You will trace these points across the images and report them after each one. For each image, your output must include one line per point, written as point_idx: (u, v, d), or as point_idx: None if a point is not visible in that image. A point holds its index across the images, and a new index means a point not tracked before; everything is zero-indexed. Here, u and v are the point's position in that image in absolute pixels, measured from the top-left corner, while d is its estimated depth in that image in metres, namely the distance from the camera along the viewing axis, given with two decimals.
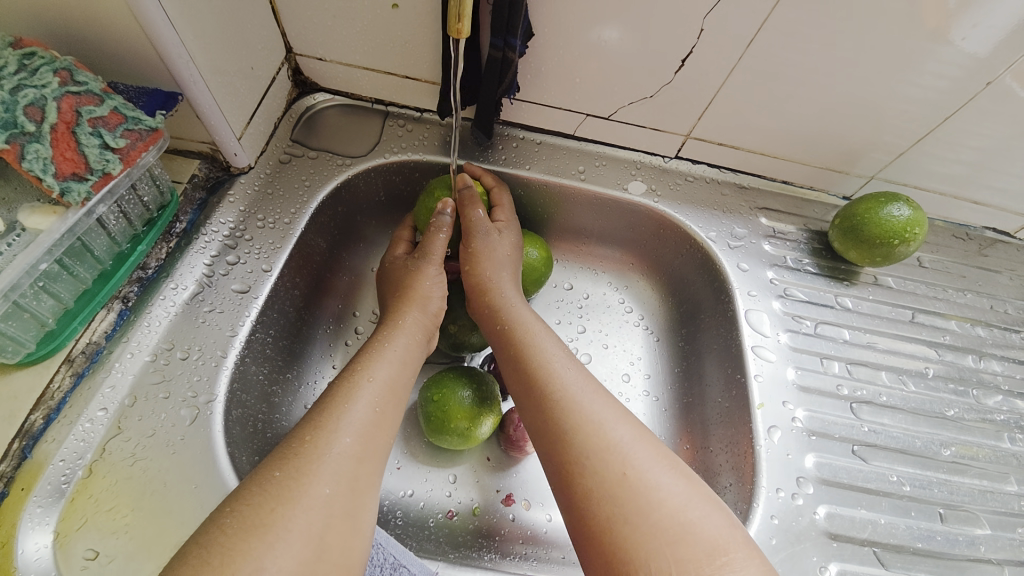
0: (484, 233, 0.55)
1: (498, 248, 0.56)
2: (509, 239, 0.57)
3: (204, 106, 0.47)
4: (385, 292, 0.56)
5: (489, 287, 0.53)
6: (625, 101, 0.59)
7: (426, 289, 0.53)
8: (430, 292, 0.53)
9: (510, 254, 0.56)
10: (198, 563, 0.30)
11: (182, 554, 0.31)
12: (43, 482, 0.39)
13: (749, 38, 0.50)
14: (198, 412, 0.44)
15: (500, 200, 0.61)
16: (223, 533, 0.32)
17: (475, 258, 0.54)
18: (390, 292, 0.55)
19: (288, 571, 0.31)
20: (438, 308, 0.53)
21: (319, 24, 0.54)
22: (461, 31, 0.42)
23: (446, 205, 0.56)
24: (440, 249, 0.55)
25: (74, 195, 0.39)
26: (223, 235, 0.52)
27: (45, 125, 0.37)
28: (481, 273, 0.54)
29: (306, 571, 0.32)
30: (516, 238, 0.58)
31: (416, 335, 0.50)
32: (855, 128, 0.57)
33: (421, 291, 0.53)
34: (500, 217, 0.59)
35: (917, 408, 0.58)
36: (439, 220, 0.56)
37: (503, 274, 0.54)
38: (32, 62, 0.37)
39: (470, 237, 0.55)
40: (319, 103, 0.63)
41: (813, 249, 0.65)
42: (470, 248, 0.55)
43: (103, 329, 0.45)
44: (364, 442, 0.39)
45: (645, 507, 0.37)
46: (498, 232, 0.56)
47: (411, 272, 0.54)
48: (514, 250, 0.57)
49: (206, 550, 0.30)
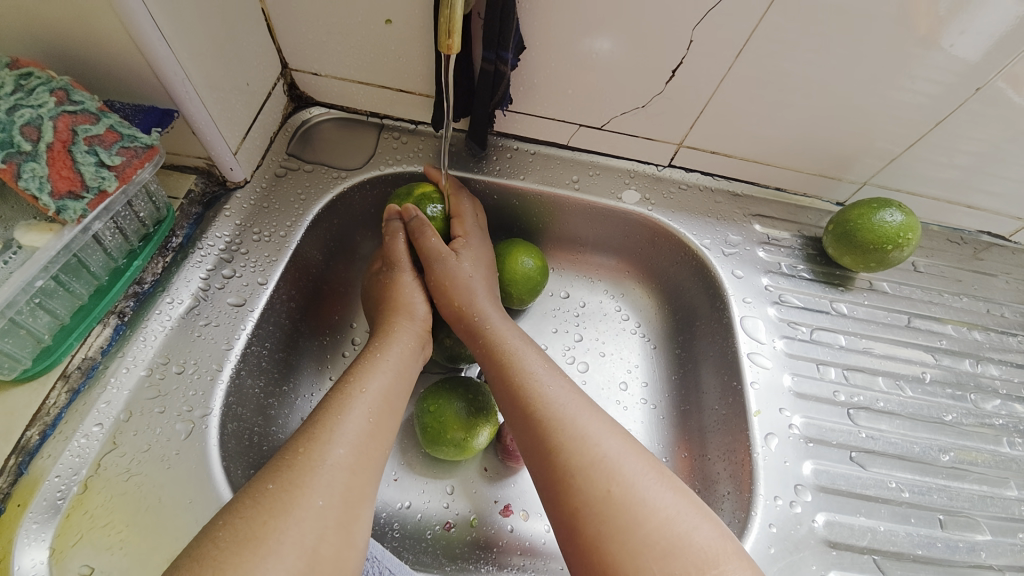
0: (441, 261, 0.55)
1: (460, 272, 0.55)
2: (467, 261, 0.56)
3: (200, 123, 0.48)
4: (370, 308, 0.57)
5: (464, 311, 0.54)
6: (617, 111, 0.60)
7: (408, 295, 0.54)
8: (414, 299, 0.54)
9: (475, 277, 0.55)
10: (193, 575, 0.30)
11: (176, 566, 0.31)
12: (38, 498, 0.39)
13: (739, 46, 0.50)
14: (193, 426, 0.44)
15: (460, 209, 0.59)
16: (215, 546, 0.31)
17: (440, 285, 0.55)
18: (373, 310, 0.56)
19: None
20: (426, 312, 0.54)
21: (315, 40, 0.55)
22: (452, 46, 0.42)
23: (394, 213, 0.57)
24: (403, 261, 0.56)
25: (70, 212, 0.39)
26: (219, 248, 0.52)
27: (42, 144, 0.37)
28: (453, 297, 0.54)
29: None
30: (478, 258, 0.57)
31: (411, 344, 0.50)
32: (847, 134, 0.58)
33: (403, 299, 0.54)
34: (458, 231, 0.58)
35: (915, 414, 0.58)
36: (390, 227, 0.57)
37: (475, 298, 0.54)
38: (29, 82, 0.38)
39: (430, 264, 0.55)
40: (315, 117, 0.63)
41: (808, 255, 0.66)
42: (433, 276, 0.55)
43: (99, 343, 0.45)
44: (358, 454, 0.39)
45: (635, 521, 0.37)
46: (455, 257, 0.55)
47: (387, 286, 0.55)
48: (478, 270, 0.56)
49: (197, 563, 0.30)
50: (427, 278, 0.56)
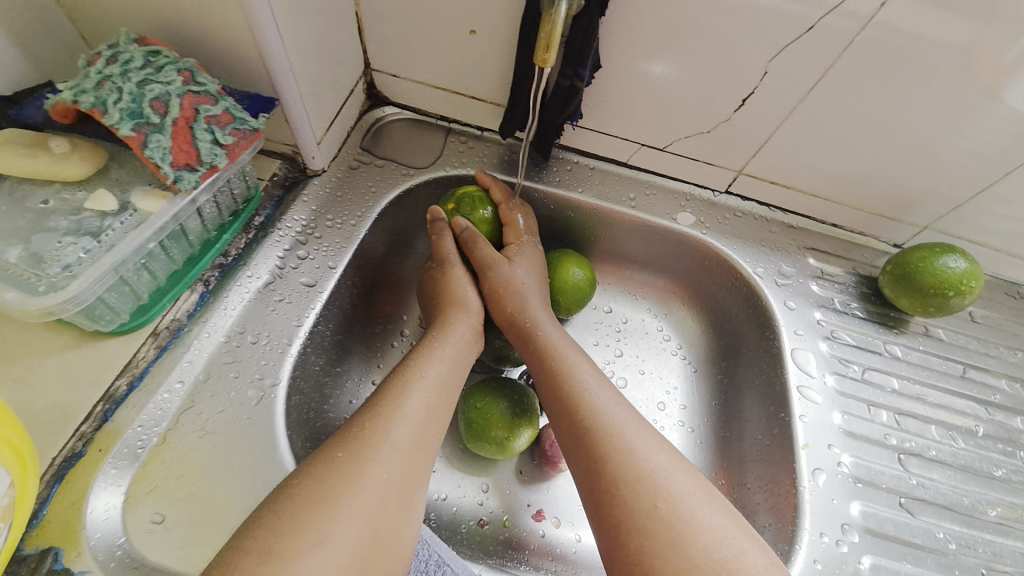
0: (496, 268, 0.56)
1: (516, 277, 0.56)
2: (522, 268, 0.57)
3: (294, 114, 0.51)
4: (423, 301, 0.59)
5: (518, 317, 0.55)
6: (681, 135, 0.61)
7: (461, 289, 0.56)
8: (466, 293, 0.56)
9: (528, 283, 0.57)
10: (272, 527, 0.33)
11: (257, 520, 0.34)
12: (120, 444, 0.42)
13: (813, 82, 0.51)
14: (264, 395, 0.47)
15: (511, 217, 0.60)
16: (295, 501, 0.34)
17: (495, 291, 0.56)
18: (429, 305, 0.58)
19: (349, 544, 0.34)
20: (478, 304, 0.57)
21: (400, 44, 0.58)
22: (547, 60, 0.44)
23: (438, 214, 0.59)
24: (453, 258, 0.57)
25: (185, 183, 0.41)
26: (295, 231, 0.55)
27: (168, 118, 0.39)
28: (507, 306, 0.56)
29: (364, 547, 0.34)
30: (531, 265, 0.58)
31: (466, 335, 0.52)
32: (912, 176, 0.58)
33: (458, 293, 0.56)
34: (511, 237, 0.59)
35: (966, 466, 0.57)
36: (436, 228, 0.58)
37: (530, 305, 0.55)
38: (157, 60, 0.41)
39: (485, 274, 0.57)
40: (388, 116, 0.66)
41: (862, 293, 0.65)
42: (487, 282, 0.57)
43: (186, 307, 0.48)
44: (415, 433, 0.40)
45: (680, 540, 0.37)
46: (507, 264, 0.57)
47: (442, 280, 0.57)
48: (531, 275, 0.57)
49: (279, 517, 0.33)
50: (481, 287, 0.57)
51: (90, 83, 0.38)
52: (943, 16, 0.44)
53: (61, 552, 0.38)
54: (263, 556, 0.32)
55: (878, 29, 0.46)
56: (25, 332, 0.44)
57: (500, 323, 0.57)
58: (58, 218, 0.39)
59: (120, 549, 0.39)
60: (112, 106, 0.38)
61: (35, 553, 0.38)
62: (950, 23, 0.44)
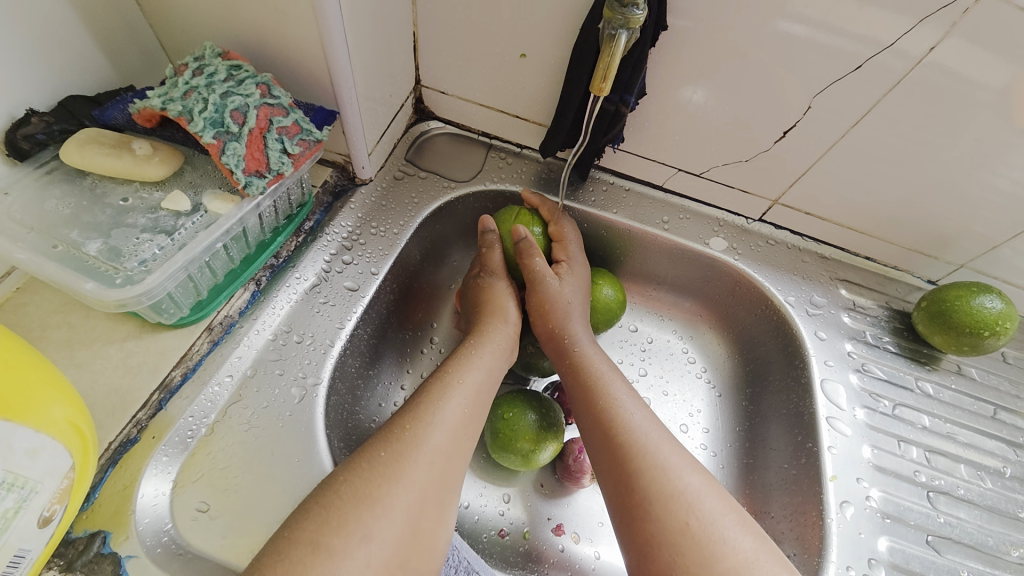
0: (545, 285, 0.56)
1: (565, 295, 0.57)
2: (571, 286, 0.58)
3: (351, 125, 0.54)
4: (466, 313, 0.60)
5: (558, 333, 0.56)
6: (719, 162, 0.62)
7: (501, 299, 0.57)
8: (507, 304, 0.57)
9: (575, 300, 0.57)
10: (321, 520, 0.35)
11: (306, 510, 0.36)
12: (172, 433, 0.44)
13: (856, 118, 0.52)
14: (306, 393, 0.49)
15: (562, 233, 0.61)
16: (340, 497, 0.36)
17: (540, 306, 0.57)
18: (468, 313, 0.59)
19: (390, 541, 0.36)
20: (518, 316, 0.57)
21: (452, 63, 0.61)
22: (603, 88, 0.47)
23: (486, 224, 0.59)
24: (499, 271, 0.58)
25: (254, 188, 0.43)
26: (342, 236, 0.58)
27: (244, 128, 0.42)
28: (549, 318, 0.56)
29: (403, 544, 0.37)
30: (578, 284, 0.58)
31: (502, 347, 0.54)
32: (950, 215, 0.58)
33: (499, 304, 0.57)
34: (560, 255, 0.60)
35: (993, 507, 0.56)
36: (487, 239, 0.59)
37: (572, 322, 0.56)
38: (238, 73, 0.43)
39: (532, 288, 0.57)
40: (433, 130, 0.69)
41: (895, 328, 0.65)
42: (535, 298, 0.57)
43: (238, 305, 0.50)
44: (450, 438, 0.42)
45: (712, 557, 0.38)
46: (557, 280, 0.57)
47: (486, 289, 0.58)
48: (579, 297, 0.58)
49: (329, 509, 0.36)
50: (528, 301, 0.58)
51: (177, 92, 0.41)
52: (994, 59, 0.44)
53: (109, 536, 0.40)
54: (314, 549, 0.34)
55: (928, 68, 0.46)
56: (91, 319, 0.47)
57: (540, 337, 0.58)
58: (136, 215, 0.42)
59: (166, 535, 0.41)
60: (197, 115, 0.40)
61: (82, 536, 0.39)
62: (999, 67, 0.45)
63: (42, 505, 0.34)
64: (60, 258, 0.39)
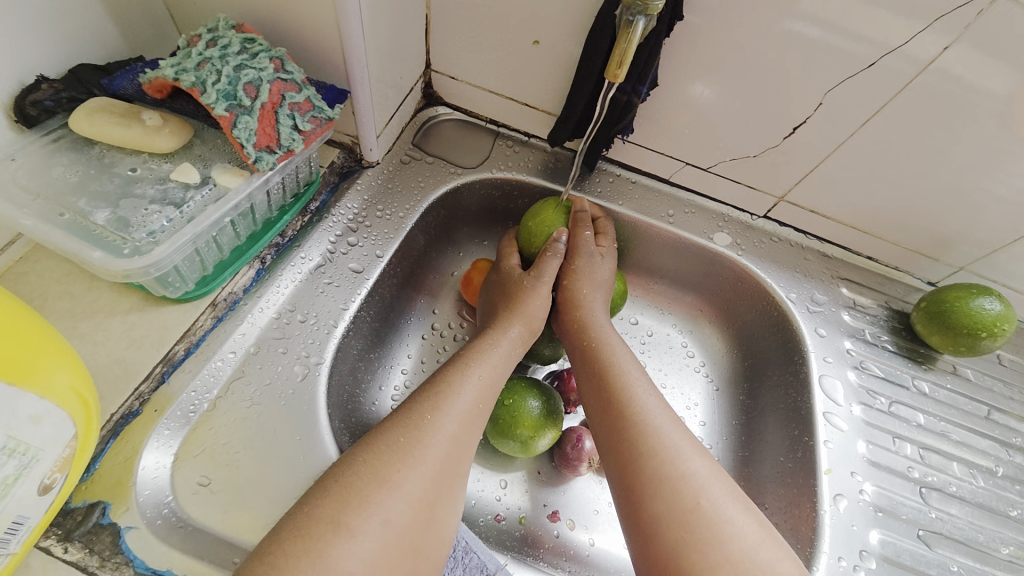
0: (588, 254, 0.58)
1: (600, 270, 0.58)
2: (609, 265, 0.59)
3: (361, 106, 0.53)
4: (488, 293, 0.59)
5: (580, 301, 0.56)
6: (727, 157, 0.62)
7: (534, 304, 0.55)
8: (537, 311, 0.55)
9: (608, 280, 0.59)
10: (340, 499, 0.35)
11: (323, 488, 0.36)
12: (175, 407, 0.44)
13: (864, 118, 0.52)
14: (309, 371, 0.49)
15: (605, 229, 0.63)
16: (360, 479, 0.36)
17: (573, 275, 0.57)
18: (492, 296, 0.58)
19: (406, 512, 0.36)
20: (540, 325, 0.56)
21: (463, 48, 0.60)
22: (617, 75, 0.47)
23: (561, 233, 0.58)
24: (549, 275, 0.57)
25: (264, 164, 0.43)
26: (348, 218, 0.58)
27: (257, 102, 0.41)
28: (574, 288, 0.57)
29: (416, 515, 0.37)
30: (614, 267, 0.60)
31: (528, 326, 0.54)
32: (952, 218, 0.58)
33: (529, 308, 0.55)
34: (603, 243, 0.61)
35: (983, 504, 0.57)
36: (555, 247, 0.58)
37: (597, 295, 0.57)
38: (252, 46, 0.43)
39: (573, 256, 0.58)
40: (441, 115, 0.69)
41: (893, 327, 0.66)
42: (571, 266, 0.58)
43: (242, 282, 0.50)
44: (462, 426, 0.42)
45: (720, 537, 0.39)
46: (600, 255, 0.59)
47: (524, 289, 0.55)
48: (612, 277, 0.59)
49: (348, 485, 0.36)
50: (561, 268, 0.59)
51: (190, 63, 0.41)
52: (1000, 67, 0.45)
53: (108, 507, 0.40)
54: (335, 526, 0.34)
55: (934, 74, 0.47)
56: (94, 290, 0.46)
57: (558, 305, 0.58)
58: (144, 186, 0.42)
59: (167, 507, 0.41)
60: (210, 87, 0.40)
61: (81, 507, 0.39)
62: (1004, 74, 0.45)
63: (42, 473, 0.34)
64: (67, 226, 0.39)
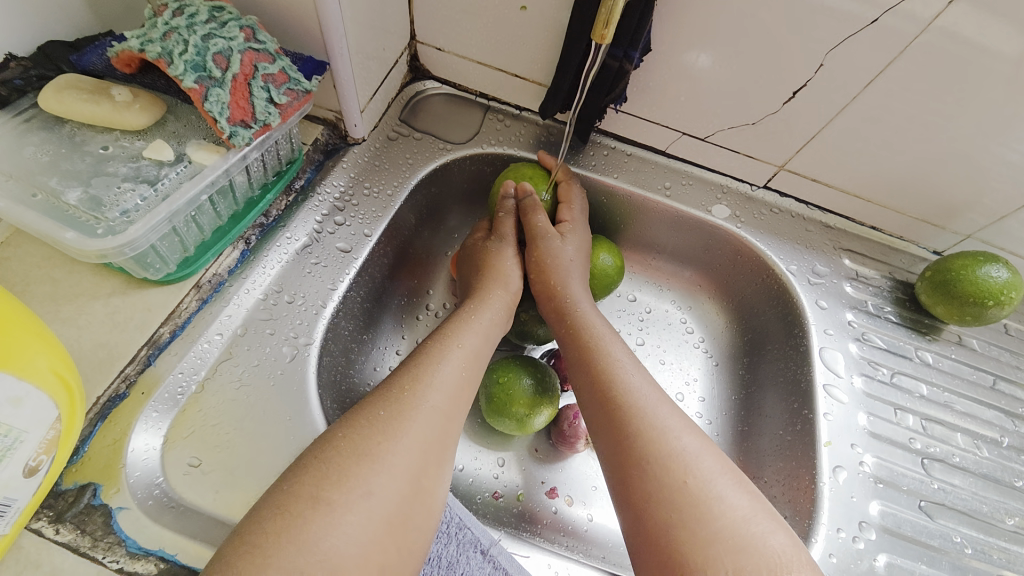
0: (546, 240, 0.56)
1: (563, 253, 0.57)
2: (573, 245, 0.57)
3: (342, 80, 0.51)
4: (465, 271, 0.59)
5: (558, 291, 0.55)
6: (724, 126, 0.60)
7: (504, 266, 0.56)
8: (509, 272, 0.56)
9: (575, 260, 0.57)
10: (319, 476, 0.35)
11: (305, 466, 0.36)
12: (161, 389, 0.43)
13: (867, 80, 0.50)
14: (298, 352, 0.48)
15: (569, 196, 0.61)
16: (340, 454, 0.36)
17: (539, 264, 0.56)
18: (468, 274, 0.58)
19: (392, 490, 0.36)
20: (518, 287, 0.56)
21: (448, 17, 0.58)
22: (604, 36, 0.45)
23: (508, 189, 0.59)
24: (510, 236, 0.58)
25: (239, 139, 0.41)
26: (334, 197, 0.56)
27: (228, 73, 0.40)
28: (548, 279, 0.56)
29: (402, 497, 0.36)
30: (581, 244, 0.58)
31: (500, 313, 0.53)
32: (959, 183, 0.56)
33: (500, 270, 0.56)
34: (565, 216, 0.60)
35: (988, 474, 0.56)
36: (505, 205, 0.59)
37: (570, 281, 0.56)
38: (221, 15, 0.41)
39: (534, 243, 0.57)
40: (428, 89, 0.66)
41: (897, 298, 0.64)
42: (534, 252, 0.57)
43: (227, 263, 0.49)
44: (449, 402, 0.42)
45: (709, 514, 0.38)
46: (560, 237, 0.57)
47: (490, 253, 0.57)
48: (580, 257, 0.58)
49: (329, 465, 0.35)
50: (528, 257, 0.58)
51: (156, 33, 0.39)
52: (1009, 23, 0.42)
53: (100, 488, 0.40)
54: (315, 503, 0.34)
55: (937, 33, 0.44)
56: (75, 274, 0.46)
57: (537, 295, 0.57)
58: (117, 164, 0.41)
59: (158, 488, 0.41)
60: (177, 58, 0.38)
61: (72, 489, 0.39)
62: (1013, 30, 0.42)
63: (27, 456, 0.34)
64: (40, 207, 0.38)
